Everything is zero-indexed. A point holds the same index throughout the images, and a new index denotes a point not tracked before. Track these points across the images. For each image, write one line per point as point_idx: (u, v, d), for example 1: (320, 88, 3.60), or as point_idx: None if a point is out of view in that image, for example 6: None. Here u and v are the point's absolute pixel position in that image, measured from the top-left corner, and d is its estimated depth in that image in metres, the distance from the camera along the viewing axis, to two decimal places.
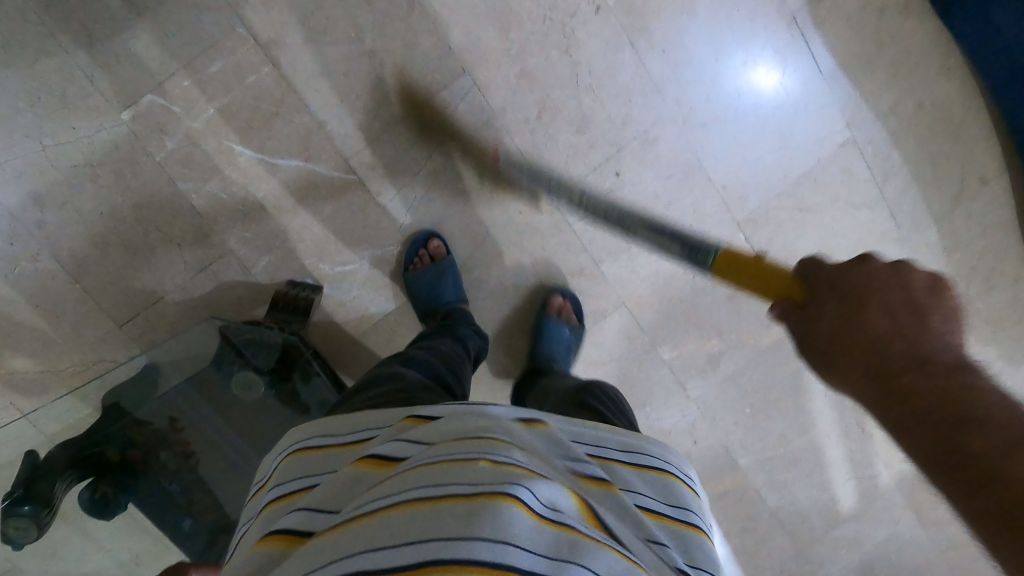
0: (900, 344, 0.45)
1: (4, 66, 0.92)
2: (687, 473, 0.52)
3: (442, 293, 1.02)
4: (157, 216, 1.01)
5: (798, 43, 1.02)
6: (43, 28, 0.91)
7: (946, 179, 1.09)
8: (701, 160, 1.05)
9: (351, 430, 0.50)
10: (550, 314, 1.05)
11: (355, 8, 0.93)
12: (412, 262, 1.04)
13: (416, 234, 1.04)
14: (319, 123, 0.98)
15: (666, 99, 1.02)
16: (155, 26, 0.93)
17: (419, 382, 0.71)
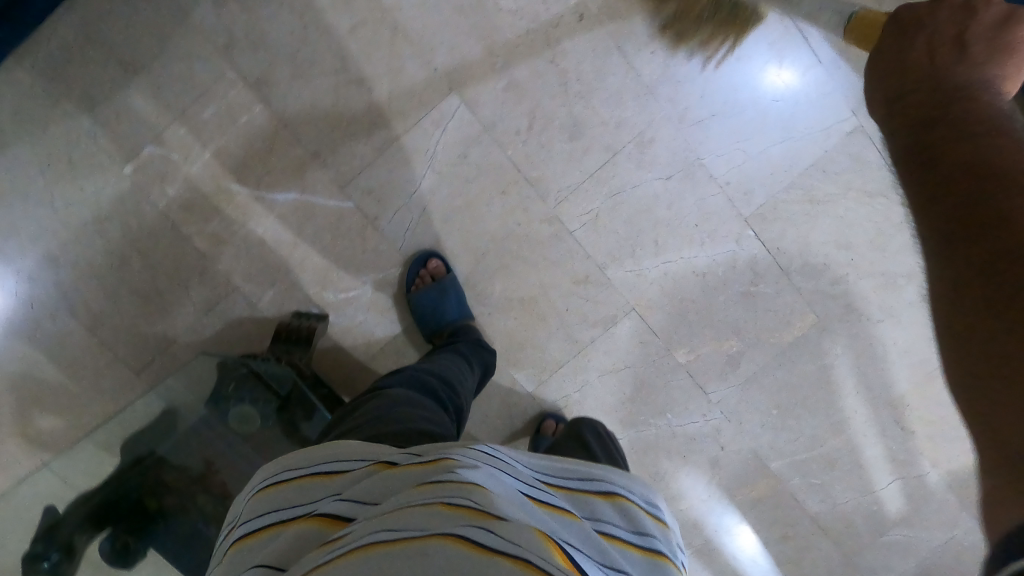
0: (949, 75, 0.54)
1: (15, 139, 0.97)
2: (649, 499, 0.55)
3: (445, 312, 1.01)
4: (164, 262, 1.03)
5: (792, 32, 0.99)
6: (49, 97, 0.96)
7: None
8: (700, 158, 1.02)
9: (320, 463, 0.49)
10: (543, 435, 1.06)
11: (340, 40, 0.95)
12: (413, 283, 1.02)
13: (416, 253, 1.03)
14: (313, 154, 0.99)
15: (659, 99, 1.00)
16: (150, 80, 0.96)
17: (408, 396, 0.71)
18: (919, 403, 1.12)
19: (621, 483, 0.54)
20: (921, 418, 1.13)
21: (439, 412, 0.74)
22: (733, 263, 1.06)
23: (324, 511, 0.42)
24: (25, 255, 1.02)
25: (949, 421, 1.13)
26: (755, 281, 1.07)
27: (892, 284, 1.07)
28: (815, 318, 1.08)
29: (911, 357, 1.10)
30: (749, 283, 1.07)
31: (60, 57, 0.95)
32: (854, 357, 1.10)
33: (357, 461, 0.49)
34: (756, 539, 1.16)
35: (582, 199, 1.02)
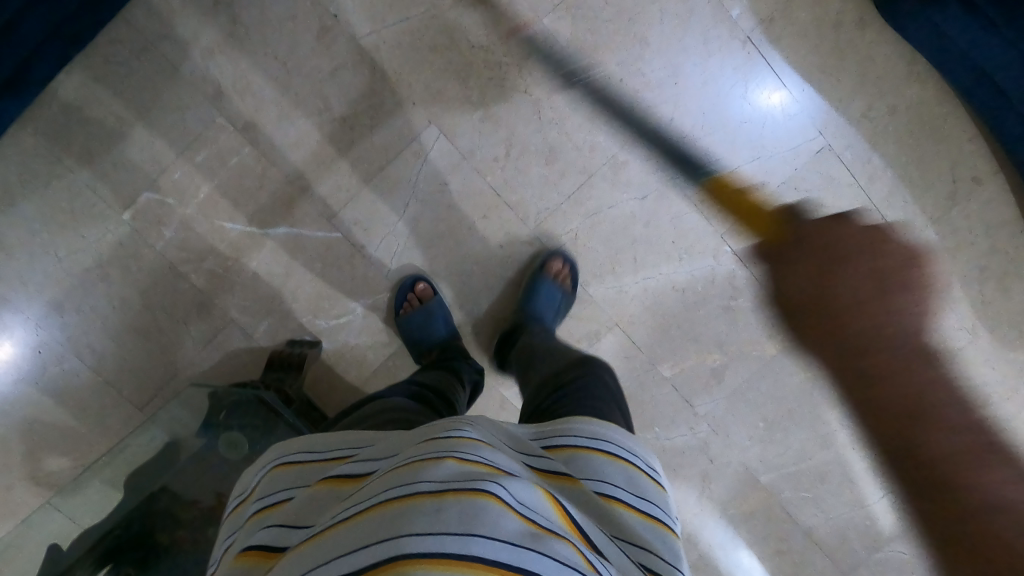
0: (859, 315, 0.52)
1: (26, 195, 1.05)
2: (650, 464, 0.57)
3: (433, 333, 1.04)
4: (163, 301, 1.07)
5: (757, 60, 1.03)
6: (55, 152, 1.03)
7: (935, 176, 1.08)
8: (674, 177, 1.05)
9: (333, 446, 0.56)
10: (545, 276, 1.03)
11: (323, 83, 1.01)
12: (402, 306, 1.05)
13: (403, 278, 1.07)
14: (301, 190, 1.03)
15: (629, 124, 1.02)
16: (148, 131, 1.03)
17: (398, 403, 0.76)
18: None
19: (620, 445, 0.56)
20: None
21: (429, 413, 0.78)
22: (711, 278, 1.08)
23: (341, 477, 0.49)
24: (30, 300, 1.07)
25: None
26: (733, 295, 1.09)
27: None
28: None
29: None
30: (728, 298, 1.09)
31: (62, 117, 1.03)
32: None
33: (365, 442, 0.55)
34: (751, 555, 1.16)
35: (561, 221, 1.06)
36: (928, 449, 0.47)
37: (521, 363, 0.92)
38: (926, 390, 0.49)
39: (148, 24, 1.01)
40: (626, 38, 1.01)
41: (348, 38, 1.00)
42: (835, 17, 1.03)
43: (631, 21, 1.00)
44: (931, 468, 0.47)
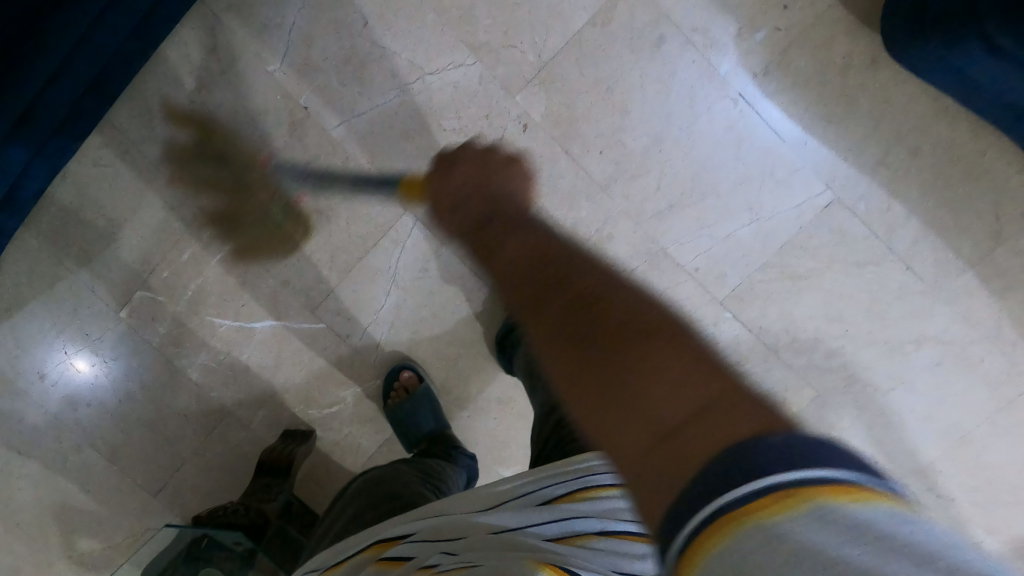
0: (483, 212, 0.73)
1: (32, 295, 1.03)
2: None
3: (420, 424, 1.02)
4: (163, 393, 1.08)
5: (749, 115, 0.92)
6: (51, 256, 1.02)
7: (970, 222, 0.95)
8: (665, 247, 0.97)
9: (335, 554, 0.64)
10: None
11: (295, 175, 0.99)
12: (389, 394, 1.05)
13: (389, 367, 1.07)
14: (283, 283, 1.04)
15: (613, 197, 0.96)
16: (132, 231, 1.02)
17: (392, 480, 0.80)
18: (952, 472, 1.05)
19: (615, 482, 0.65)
20: (958, 483, 1.05)
21: (422, 489, 0.80)
22: None
23: None
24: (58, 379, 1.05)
25: (991, 485, 1.06)
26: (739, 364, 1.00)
27: (900, 352, 1.00)
28: (812, 395, 1.01)
29: (934, 423, 1.03)
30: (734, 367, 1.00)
31: (59, 220, 1.01)
32: (868, 428, 1.03)
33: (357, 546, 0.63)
34: None
35: None
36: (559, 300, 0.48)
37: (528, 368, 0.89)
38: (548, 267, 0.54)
39: (128, 126, 0.97)
40: (600, 110, 0.93)
41: (319, 128, 0.97)
42: (841, 60, 0.90)
43: (610, 90, 0.92)
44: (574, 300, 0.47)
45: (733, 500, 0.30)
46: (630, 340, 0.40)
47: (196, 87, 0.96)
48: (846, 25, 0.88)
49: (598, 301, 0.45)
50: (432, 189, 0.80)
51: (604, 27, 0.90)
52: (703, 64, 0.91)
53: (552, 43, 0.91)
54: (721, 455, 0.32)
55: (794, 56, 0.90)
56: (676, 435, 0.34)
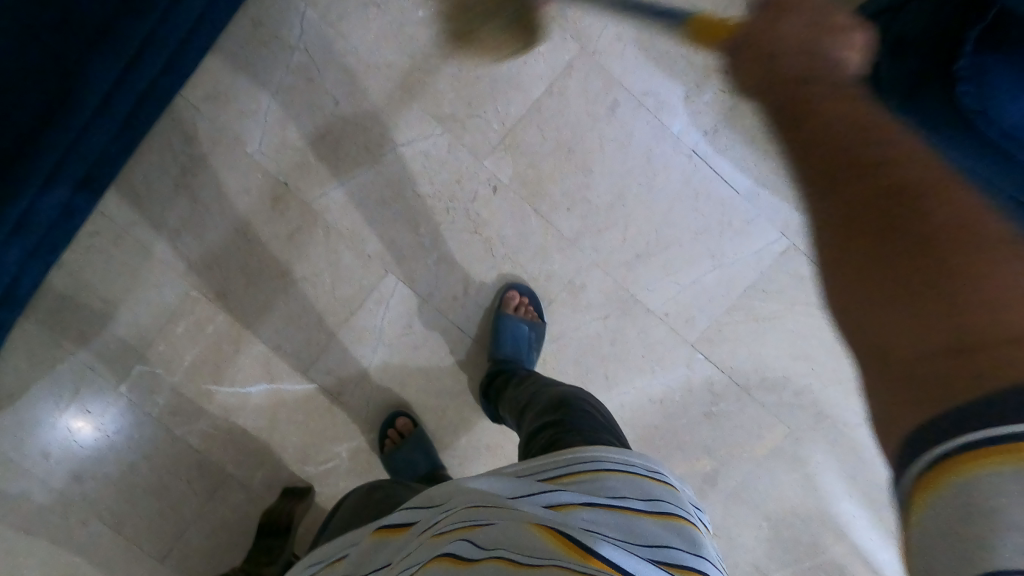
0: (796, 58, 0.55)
1: (35, 377, 1.08)
2: (649, 467, 0.62)
3: (418, 467, 1.05)
4: (165, 460, 1.12)
5: (704, 170, 0.99)
6: (52, 338, 1.07)
7: None
8: (634, 294, 1.02)
9: (335, 552, 0.60)
10: (506, 312, 1.00)
11: (281, 247, 1.04)
12: (384, 442, 1.08)
13: (384, 414, 1.10)
14: (275, 348, 1.08)
15: (582, 250, 1.01)
16: (130, 309, 1.08)
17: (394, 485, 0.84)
18: None
19: (616, 461, 0.61)
20: None
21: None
22: (689, 388, 1.05)
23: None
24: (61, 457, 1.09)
25: None
26: (714, 401, 1.05)
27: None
28: (785, 429, 1.07)
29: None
30: (709, 404, 1.05)
31: (56, 306, 1.06)
32: (836, 461, 1.08)
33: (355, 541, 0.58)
34: None
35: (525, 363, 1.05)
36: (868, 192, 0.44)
37: (517, 388, 0.92)
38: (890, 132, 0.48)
39: (118, 212, 1.03)
40: (563, 170, 0.99)
41: (300, 201, 1.02)
42: None
43: (572, 151, 0.98)
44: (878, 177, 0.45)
45: (997, 442, 0.31)
46: (930, 241, 0.39)
47: (182, 170, 1.01)
48: None
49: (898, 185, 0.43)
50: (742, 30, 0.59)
51: (561, 94, 0.97)
52: (656, 124, 0.97)
53: (513, 111, 0.97)
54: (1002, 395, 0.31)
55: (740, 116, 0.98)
56: (975, 349, 0.34)
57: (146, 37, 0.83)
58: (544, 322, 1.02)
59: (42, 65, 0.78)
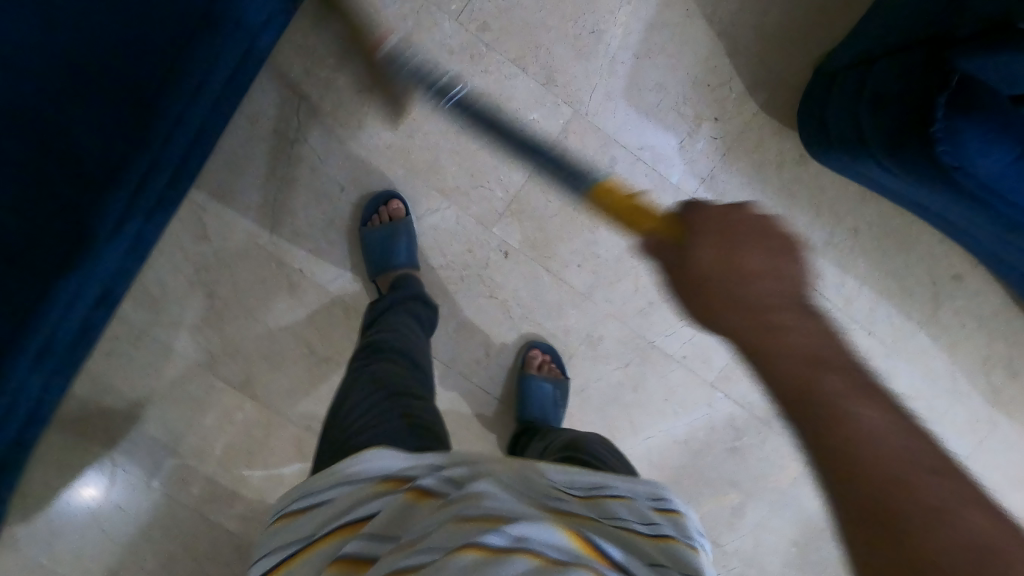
0: (781, 326, 0.55)
1: (69, 482, 1.09)
2: (654, 495, 0.60)
3: (396, 257, 0.99)
4: (203, 551, 1.12)
5: None
6: (82, 441, 1.08)
7: (917, 285, 1.08)
8: (652, 341, 1.06)
9: (347, 485, 0.55)
10: (530, 371, 1.02)
11: (300, 332, 1.06)
12: (369, 220, 1.00)
13: (377, 192, 1.01)
14: (306, 428, 1.10)
15: (597, 303, 1.04)
16: (156, 405, 1.09)
17: (381, 371, 0.79)
18: None
19: (622, 487, 0.60)
20: None
21: (406, 373, 0.81)
22: (711, 425, 1.09)
23: (350, 552, 0.47)
24: (101, 557, 1.10)
25: None
26: (738, 436, 1.09)
27: None
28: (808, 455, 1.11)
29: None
30: (732, 440, 1.09)
31: (82, 410, 1.07)
32: None
33: (368, 481, 0.55)
34: None
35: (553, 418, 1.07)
36: (915, 527, 0.41)
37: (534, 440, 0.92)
38: (869, 405, 0.48)
39: (136, 315, 1.05)
40: (573, 229, 1.02)
41: (316, 288, 1.05)
42: (776, 157, 1.01)
43: (576, 210, 1.01)
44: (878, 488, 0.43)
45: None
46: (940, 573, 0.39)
47: (195, 268, 1.03)
48: (774, 127, 1.00)
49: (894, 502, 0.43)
50: (696, 256, 0.62)
51: (559, 157, 0.99)
52: (655, 177, 1.00)
53: (515, 178, 1.00)
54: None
55: (735, 159, 1.01)
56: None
57: (150, 162, 0.75)
58: (566, 379, 1.04)
59: (50, 214, 0.70)
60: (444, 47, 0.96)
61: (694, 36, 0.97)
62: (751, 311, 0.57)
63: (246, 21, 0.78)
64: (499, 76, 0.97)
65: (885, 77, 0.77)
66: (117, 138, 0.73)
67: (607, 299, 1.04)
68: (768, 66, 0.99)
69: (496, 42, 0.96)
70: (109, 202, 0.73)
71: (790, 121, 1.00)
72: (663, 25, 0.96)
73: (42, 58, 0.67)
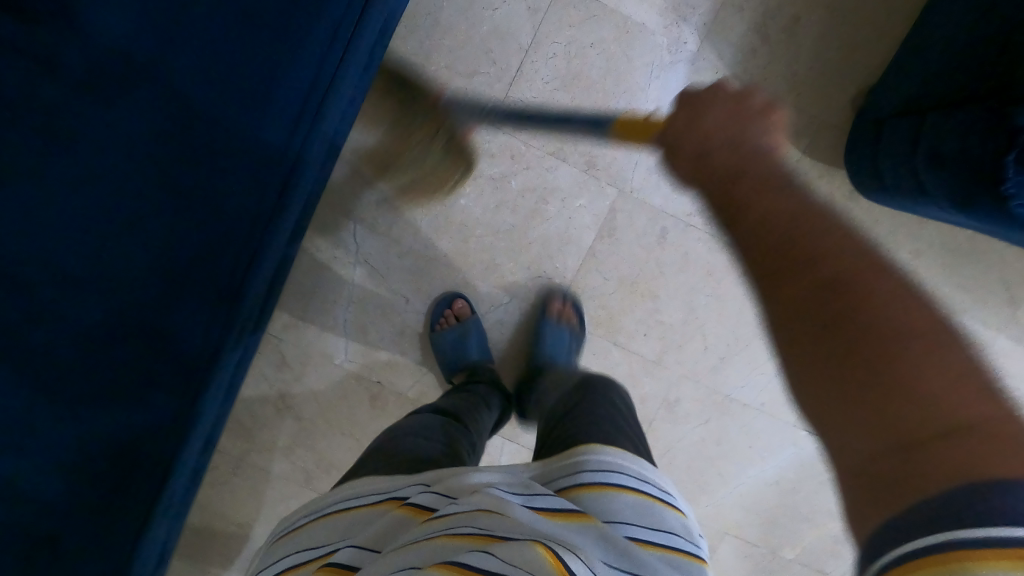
0: (726, 151, 0.55)
1: None
2: (664, 488, 0.53)
3: (467, 353, 1.03)
4: None
5: None
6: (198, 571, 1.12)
7: (990, 295, 1.06)
8: (728, 394, 1.08)
9: (352, 498, 0.55)
10: (549, 318, 1.01)
11: None
12: (437, 322, 1.03)
13: (441, 294, 1.04)
14: None
15: (668, 367, 1.06)
16: (261, 527, 1.12)
17: (432, 431, 0.75)
18: None
19: (636, 474, 0.53)
20: None
21: (461, 440, 0.77)
22: (800, 463, 1.12)
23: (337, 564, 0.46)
24: None
25: None
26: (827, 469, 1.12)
27: None
28: None
29: None
30: (823, 473, 1.12)
31: (194, 542, 1.11)
32: None
33: (371, 494, 0.54)
34: None
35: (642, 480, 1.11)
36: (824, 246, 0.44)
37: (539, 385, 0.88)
38: (816, 217, 0.46)
39: (233, 446, 1.09)
40: (634, 301, 1.04)
41: (395, 394, 1.09)
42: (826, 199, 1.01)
43: (635, 283, 1.03)
44: (815, 272, 0.43)
45: (1001, 542, 0.30)
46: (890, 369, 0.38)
47: (281, 394, 1.08)
48: (820, 169, 1.00)
49: (840, 289, 0.41)
50: (662, 137, 0.63)
51: (611, 237, 1.01)
52: (707, 239, 1.02)
53: (571, 263, 1.03)
54: (970, 494, 0.32)
55: None
56: (931, 464, 0.34)
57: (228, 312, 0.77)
58: (584, 332, 1.03)
59: (149, 398, 0.73)
60: (485, 151, 0.99)
61: None
62: (696, 154, 0.58)
63: (318, 156, 0.78)
64: (541, 169, 0.99)
65: (941, 131, 0.76)
66: (210, 311, 0.75)
67: (679, 361, 1.06)
68: (805, 111, 0.98)
69: (535, 138, 0.99)
70: (214, 379, 0.77)
71: (835, 160, 1.00)
72: None
73: (156, 222, 0.70)
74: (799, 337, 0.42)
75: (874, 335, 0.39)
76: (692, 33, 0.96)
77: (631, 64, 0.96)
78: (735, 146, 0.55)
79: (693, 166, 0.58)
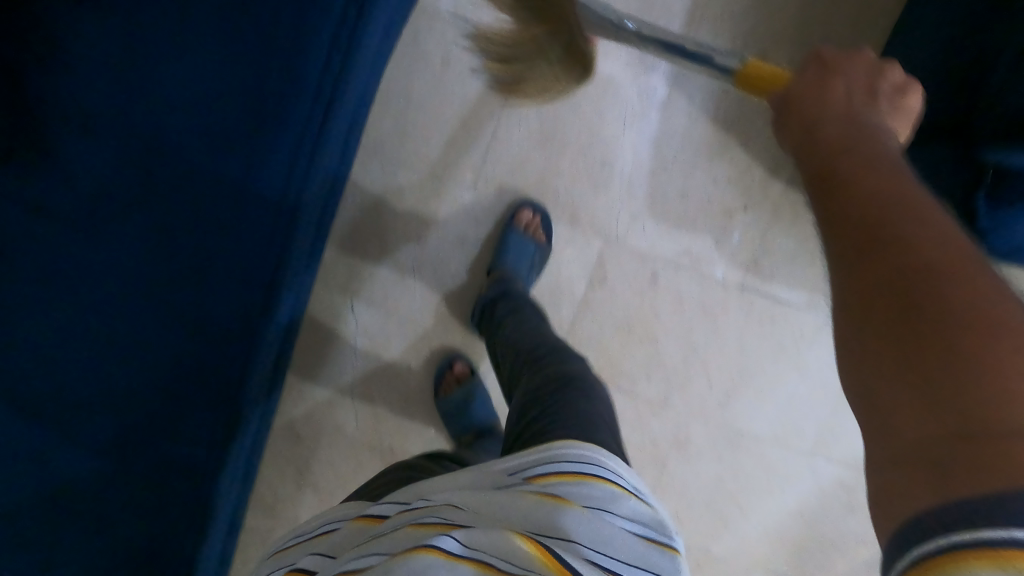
0: (842, 134, 0.55)
1: None
2: (636, 484, 0.55)
3: (475, 414, 1.04)
4: None
5: (759, 298, 1.03)
6: None
7: None
8: (739, 428, 1.07)
9: (328, 520, 0.59)
10: (516, 227, 0.98)
11: None
12: (439, 386, 1.06)
13: (440, 358, 1.07)
14: None
15: (675, 407, 1.06)
16: None
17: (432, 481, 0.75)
18: None
19: (610, 468, 0.55)
20: None
21: None
22: (821, 490, 1.09)
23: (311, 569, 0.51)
24: None
25: None
26: (850, 494, 1.10)
27: None
28: None
29: None
30: (846, 498, 1.10)
31: None
32: None
33: (344, 514, 0.59)
34: None
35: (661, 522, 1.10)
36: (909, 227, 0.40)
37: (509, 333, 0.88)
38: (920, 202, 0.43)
39: (257, 522, 1.12)
40: (633, 346, 1.04)
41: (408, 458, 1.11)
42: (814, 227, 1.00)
43: (632, 327, 1.03)
44: (894, 246, 0.39)
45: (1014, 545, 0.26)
46: (965, 346, 0.33)
47: (298, 468, 1.10)
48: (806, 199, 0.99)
49: (926, 266, 0.37)
50: (782, 105, 0.62)
51: (603, 286, 1.02)
52: (700, 278, 1.02)
53: (566, 315, 1.04)
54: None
55: (775, 238, 1.01)
56: (990, 462, 0.29)
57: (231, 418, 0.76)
58: (550, 244, 1.01)
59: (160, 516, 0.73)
60: (470, 217, 1.02)
61: (702, 138, 0.98)
62: (811, 131, 0.57)
63: (304, 252, 0.74)
64: None
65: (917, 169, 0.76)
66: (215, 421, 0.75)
67: (685, 400, 1.06)
68: None
69: (516, 200, 1.01)
70: (220, 486, 0.77)
71: None
72: (670, 137, 0.98)
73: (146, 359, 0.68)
74: (868, 309, 0.38)
75: (953, 316, 0.34)
76: (660, 80, 0.97)
77: (603, 118, 0.98)
78: (847, 130, 0.55)
79: (802, 141, 0.58)
